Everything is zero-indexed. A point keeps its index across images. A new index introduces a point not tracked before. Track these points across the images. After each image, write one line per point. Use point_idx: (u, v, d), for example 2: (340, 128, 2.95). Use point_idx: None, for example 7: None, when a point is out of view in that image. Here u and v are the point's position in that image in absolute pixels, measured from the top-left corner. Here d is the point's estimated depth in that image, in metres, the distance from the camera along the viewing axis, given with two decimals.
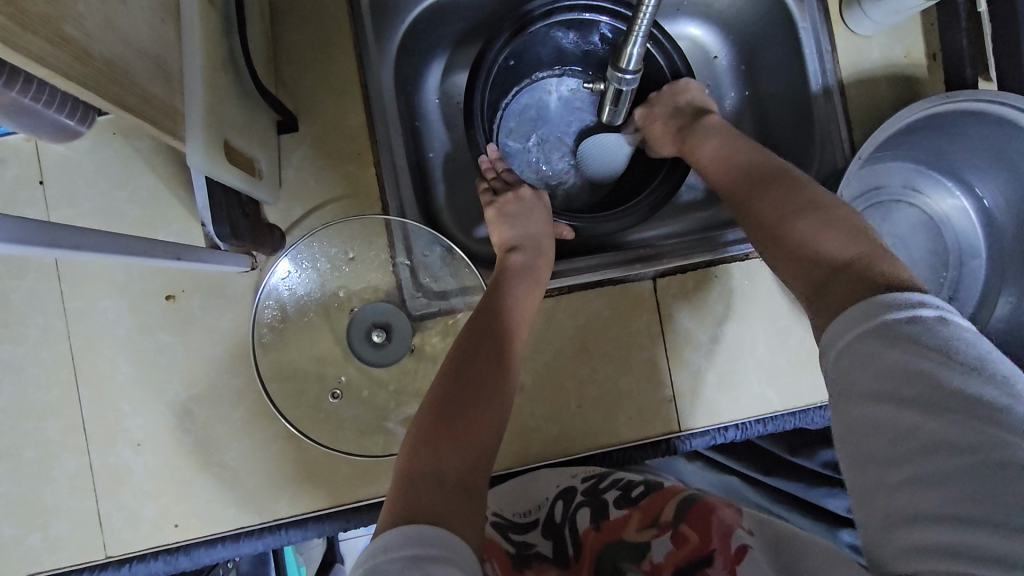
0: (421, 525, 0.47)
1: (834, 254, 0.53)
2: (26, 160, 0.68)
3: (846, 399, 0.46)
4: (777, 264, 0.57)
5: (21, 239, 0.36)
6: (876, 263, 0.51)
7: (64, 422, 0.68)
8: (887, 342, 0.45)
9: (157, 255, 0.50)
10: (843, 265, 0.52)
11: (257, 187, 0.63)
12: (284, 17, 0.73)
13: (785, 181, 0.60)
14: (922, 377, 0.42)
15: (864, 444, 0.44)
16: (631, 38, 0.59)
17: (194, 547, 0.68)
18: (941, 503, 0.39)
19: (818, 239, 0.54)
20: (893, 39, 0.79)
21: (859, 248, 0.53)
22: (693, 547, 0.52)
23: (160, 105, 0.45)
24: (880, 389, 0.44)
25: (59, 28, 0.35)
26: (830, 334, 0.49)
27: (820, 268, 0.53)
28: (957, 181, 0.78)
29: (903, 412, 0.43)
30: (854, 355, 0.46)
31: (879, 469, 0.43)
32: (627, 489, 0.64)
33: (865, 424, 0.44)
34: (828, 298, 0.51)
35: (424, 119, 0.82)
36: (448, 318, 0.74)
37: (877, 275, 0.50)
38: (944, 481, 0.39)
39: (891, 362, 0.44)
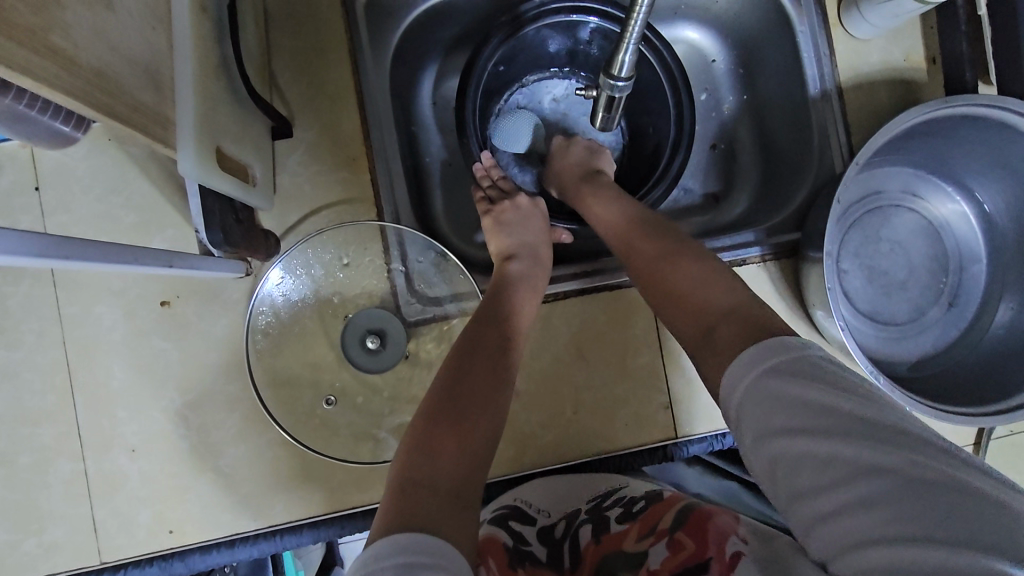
0: (415, 533, 0.47)
1: (712, 305, 0.56)
2: (22, 166, 0.68)
3: (761, 439, 0.46)
4: (670, 317, 0.60)
5: (13, 251, 0.36)
6: (753, 308, 0.55)
7: (59, 427, 0.68)
8: (787, 380, 0.46)
9: (149, 262, 0.50)
10: (716, 321, 0.55)
11: (251, 193, 0.63)
12: (279, 22, 0.73)
13: (676, 239, 0.64)
14: (832, 409, 0.43)
15: (792, 478, 0.44)
16: (624, 44, 0.58)
17: (189, 552, 0.68)
18: (888, 523, 0.38)
19: (703, 293, 0.58)
20: (893, 43, 0.79)
21: (735, 298, 0.56)
22: (687, 553, 0.50)
23: (150, 113, 0.45)
24: (790, 425, 0.44)
25: (46, 39, 0.34)
26: (729, 385, 0.50)
27: (706, 318, 0.56)
28: (958, 186, 0.77)
29: (823, 442, 0.43)
30: (757, 396, 0.47)
31: (813, 501, 0.42)
32: (629, 505, 0.62)
33: (786, 459, 0.44)
34: (716, 345, 0.53)
35: (421, 123, 0.82)
36: (443, 324, 0.73)
37: (762, 318, 0.53)
38: (884, 501, 0.39)
39: (800, 397, 0.45)
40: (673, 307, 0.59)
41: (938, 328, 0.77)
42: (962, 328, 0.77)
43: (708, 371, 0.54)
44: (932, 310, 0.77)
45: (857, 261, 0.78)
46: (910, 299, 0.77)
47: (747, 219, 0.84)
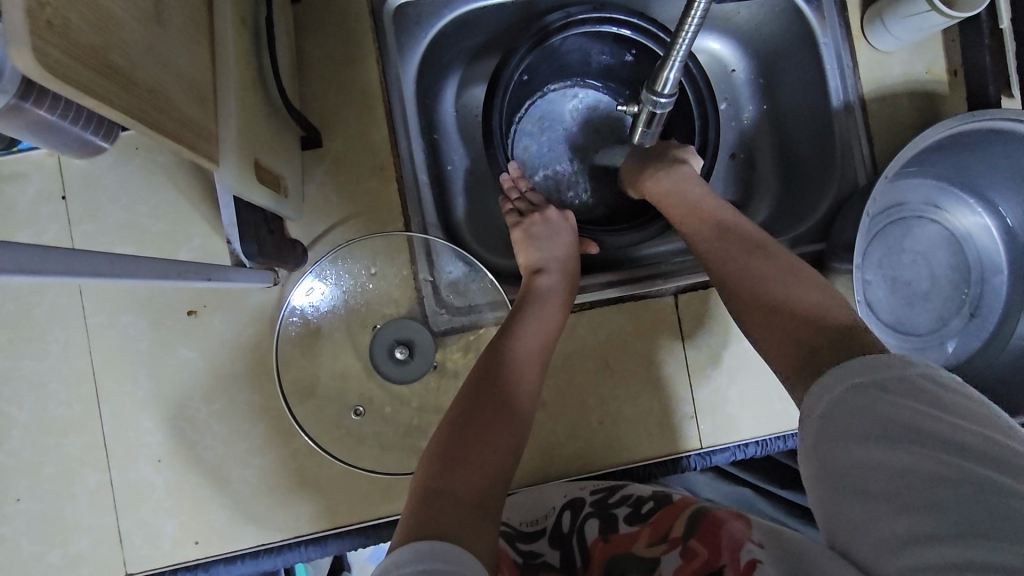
0: (436, 541, 0.47)
1: (820, 329, 0.54)
2: (49, 175, 0.68)
3: (831, 446, 0.47)
4: (772, 333, 0.57)
5: (70, 271, 0.38)
6: (863, 332, 0.53)
7: (84, 437, 0.68)
8: (871, 393, 0.47)
9: (188, 276, 0.50)
10: (819, 345, 0.53)
11: (283, 204, 0.63)
12: (307, 32, 0.73)
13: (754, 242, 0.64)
14: (904, 422, 0.45)
15: (855, 481, 0.45)
16: (670, 62, 0.58)
17: (214, 563, 0.67)
18: (937, 527, 0.40)
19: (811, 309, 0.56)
20: (914, 56, 0.79)
21: (848, 321, 0.55)
22: (702, 561, 0.52)
23: (197, 127, 0.45)
24: (866, 433, 0.46)
25: (106, 57, 0.34)
26: (814, 396, 0.50)
27: (810, 333, 0.54)
28: (979, 199, 0.78)
29: (894, 449, 0.44)
30: (839, 406, 0.48)
31: (868, 500, 0.45)
32: (637, 505, 0.64)
33: (853, 465, 0.46)
34: (818, 362, 0.52)
35: (443, 132, 0.81)
36: (471, 334, 0.73)
37: (870, 343, 0.52)
38: (940, 506, 0.41)
39: (880, 411, 0.46)
40: (758, 317, 0.59)
41: (958, 339, 0.78)
42: (983, 339, 0.78)
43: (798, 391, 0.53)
44: (953, 321, 0.78)
45: (881, 272, 0.78)
46: (932, 310, 0.78)
47: (770, 228, 0.84)
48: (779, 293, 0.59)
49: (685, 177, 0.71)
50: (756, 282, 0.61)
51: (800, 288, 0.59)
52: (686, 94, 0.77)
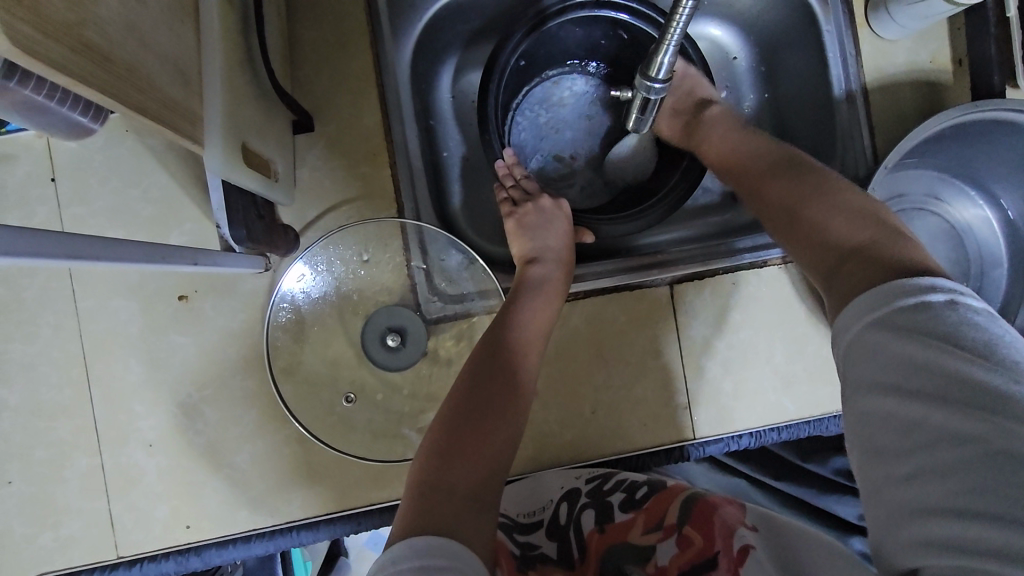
0: (430, 536, 0.47)
1: (846, 242, 0.56)
2: (37, 157, 0.67)
3: (856, 391, 0.48)
4: (801, 248, 0.59)
5: (53, 253, 0.37)
6: (883, 244, 0.54)
7: (75, 422, 0.68)
8: (895, 336, 0.46)
9: (175, 260, 0.50)
10: (851, 253, 0.55)
11: (274, 189, 0.62)
12: (301, 15, 0.72)
13: (793, 163, 0.65)
14: (924, 366, 0.44)
15: (879, 437, 0.46)
16: (664, 47, 0.57)
17: (205, 548, 0.68)
18: (949, 492, 0.41)
19: (836, 221, 0.58)
20: (918, 44, 0.78)
21: (868, 233, 0.55)
22: (696, 550, 0.54)
23: (180, 109, 0.44)
24: (889, 384, 0.46)
25: (81, 34, 0.34)
26: (839, 329, 0.50)
27: (835, 249, 0.56)
28: (981, 190, 0.77)
29: (916, 402, 0.44)
30: (861, 349, 0.48)
31: (888, 459, 0.45)
32: (631, 491, 0.64)
33: (875, 416, 0.46)
34: (843, 278, 0.53)
35: (439, 118, 0.80)
36: (463, 322, 0.73)
37: (889, 256, 0.52)
38: (956, 468, 0.41)
39: (900, 352, 0.45)
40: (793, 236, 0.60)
41: None
42: None
43: (833, 301, 0.53)
44: None
45: None
46: None
47: None
48: (806, 207, 0.60)
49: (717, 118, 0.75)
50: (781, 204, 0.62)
51: (828, 198, 0.60)
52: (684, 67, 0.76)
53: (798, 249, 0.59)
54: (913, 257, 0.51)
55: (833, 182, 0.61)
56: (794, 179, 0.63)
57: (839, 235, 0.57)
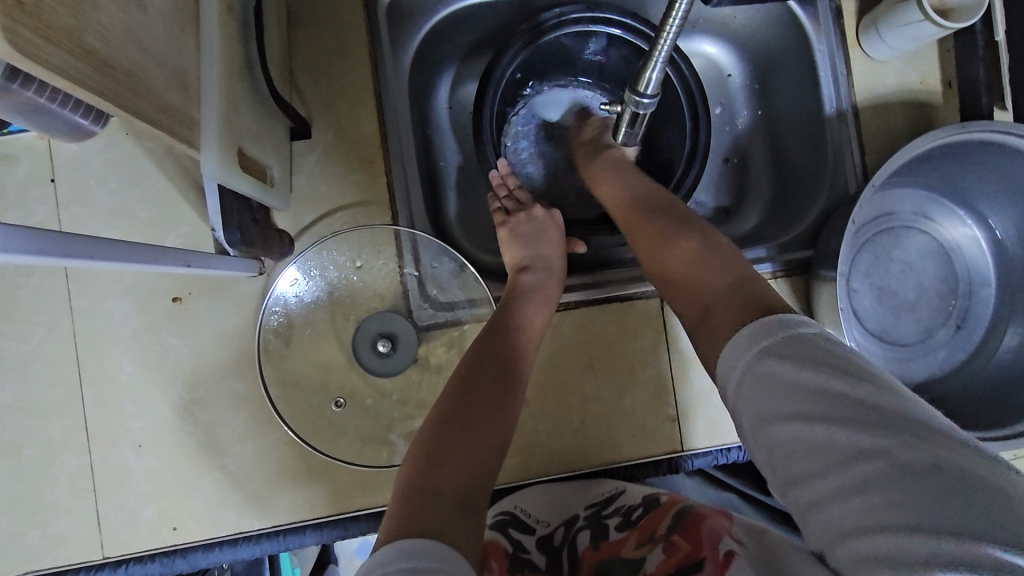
0: (420, 539, 0.47)
1: (714, 290, 0.56)
2: (38, 158, 0.68)
3: (759, 422, 0.47)
4: (674, 299, 0.61)
5: (51, 253, 0.38)
6: (755, 286, 0.55)
7: (66, 420, 0.68)
8: (788, 366, 0.46)
9: (167, 261, 0.50)
10: (719, 301, 0.55)
11: (269, 193, 0.63)
12: (302, 25, 0.73)
13: (669, 211, 0.65)
14: (825, 392, 0.44)
15: (790, 465, 0.45)
16: (651, 62, 0.59)
17: (191, 550, 0.68)
18: (871, 509, 0.40)
19: (700, 271, 0.58)
20: (908, 65, 0.79)
21: (730, 277, 0.56)
22: (683, 554, 0.53)
23: (175, 113, 0.45)
24: (788, 411, 0.45)
25: (81, 39, 0.35)
26: (725, 366, 0.51)
27: (703, 298, 0.57)
28: (970, 210, 0.78)
29: (820, 426, 0.44)
30: (752, 383, 0.48)
31: (808, 486, 0.44)
32: (628, 514, 0.63)
33: (787, 447, 0.45)
34: (713, 327, 0.54)
35: (436, 128, 0.81)
36: (454, 330, 0.73)
37: (757, 295, 0.53)
38: (872, 485, 0.41)
39: (794, 381, 0.45)
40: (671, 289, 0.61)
41: (945, 351, 0.78)
42: (969, 351, 0.78)
43: (704, 347, 0.55)
44: (940, 331, 0.78)
45: (868, 281, 0.78)
46: (919, 320, 0.78)
47: (759, 234, 0.84)
48: (671, 258, 0.61)
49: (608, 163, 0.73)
50: (653, 252, 0.63)
51: (692, 249, 0.60)
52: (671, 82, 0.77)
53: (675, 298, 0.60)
54: (768, 295, 0.53)
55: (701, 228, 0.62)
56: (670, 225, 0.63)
57: (708, 283, 0.57)
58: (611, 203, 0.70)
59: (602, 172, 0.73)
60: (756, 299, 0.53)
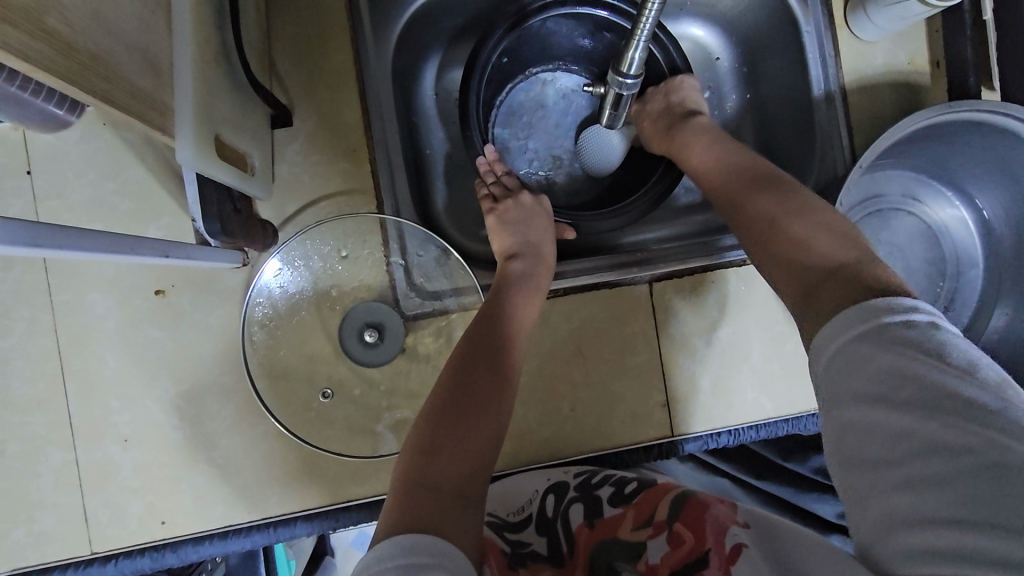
0: (417, 534, 0.47)
1: (828, 261, 0.54)
2: (13, 149, 0.67)
3: (835, 400, 0.47)
4: (774, 272, 0.58)
5: (27, 241, 0.37)
6: (867, 264, 0.53)
7: (49, 416, 0.67)
8: (882, 347, 0.45)
9: (144, 252, 0.49)
10: (832, 272, 0.53)
11: (251, 182, 0.62)
12: (281, 10, 0.72)
13: (772, 181, 0.62)
14: (915, 377, 0.43)
15: (860, 448, 0.45)
16: (633, 41, 0.58)
17: (181, 543, 0.67)
18: (941, 505, 0.39)
19: (817, 240, 0.56)
20: (897, 46, 0.78)
21: (847, 255, 0.54)
22: (687, 548, 0.52)
23: (146, 99, 0.44)
24: (873, 393, 0.45)
25: (41, 21, 0.34)
26: (822, 339, 0.49)
27: (813, 272, 0.54)
28: (958, 192, 0.78)
29: (898, 412, 0.43)
30: (845, 362, 0.47)
31: (875, 470, 0.44)
32: (620, 486, 0.64)
33: (859, 429, 0.45)
34: (821, 303, 0.52)
35: (422, 114, 0.80)
36: (441, 319, 0.73)
37: (868, 275, 0.51)
38: (944, 481, 0.40)
39: (886, 363, 0.44)
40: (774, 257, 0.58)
41: None
42: (958, 332, 0.78)
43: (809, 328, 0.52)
44: None
45: None
46: None
47: None
48: (781, 230, 0.58)
49: (694, 130, 0.71)
50: (760, 223, 0.60)
51: (805, 223, 0.58)
52: (657, 64, 0.77)
53: (776, 264, 0.58)
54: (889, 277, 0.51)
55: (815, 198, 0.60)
56: (783, 193, 0.61)
57: (824, 251, 0.55)
58: (700, 165, 0.69)
59: (693, 134, 0.71)
60: (871, 275, 0.51)
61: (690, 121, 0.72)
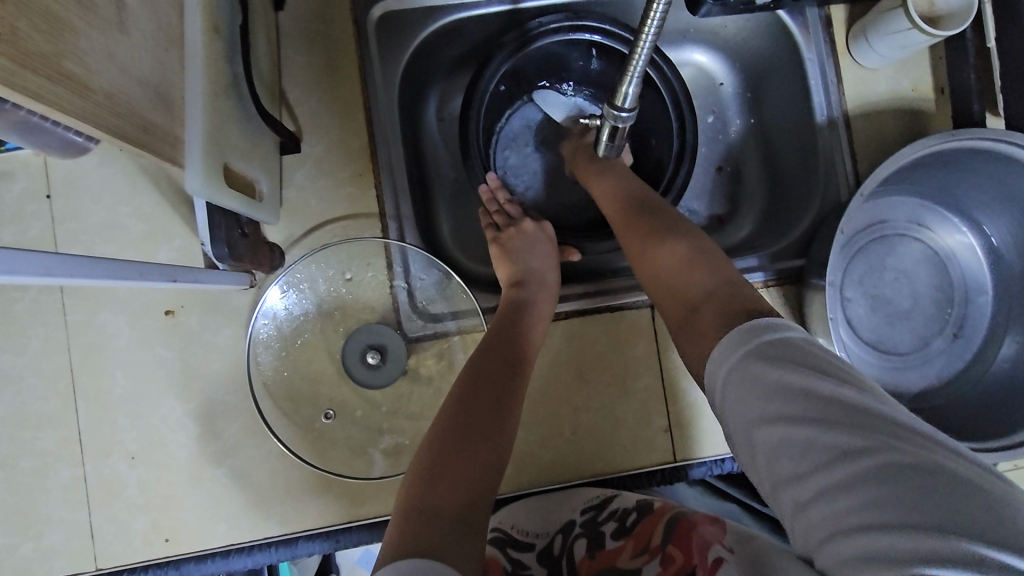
0: (418, 561, 0.47)
1: (702, 293, 0.58)
2: (34, 174, 0.70)
3: (746, 425, 0.47)
4: (661, 305, 0.62)
5: (39, 270, 0.38)
6: (742, 291, 0.56)
7: (60, 433, 0.69)
8: (774, 365, 0.47)
9: (153, 277, 0.51)
10: (709, 301, 0.56)
11: (258, 209, 0.64)
12: (292, 40, 0.74)
13: (649, 219, 0.66)
14: (809, 391, 0.44)
15: (775, 468, 0.44)
16: (626, 78, 0.59)
17: (183, 562, 0.68)
18: (861, 509, 0.39)
19: (690, 275, 0.60)
20: (900, 73, 0.79)
21: (722, 283, 0.57)
22: (678, 567, 0.52)
23: (157, 132, 0.46)
24: (774, 412, 0.45)
25: (59, 64, 0.35)
26: (712, 363, 0.51)
27: (690, 302, 0.58)
28: (964, 218, 0.77)
29: (801, 425, 0.44)
30: (744, 384, 0.47)
31: (793, 487, 0.43)
32: (623, 519, 0.62)
33: (772, 448, 0.45)
34: (703, 329, 0.55)
35: (428, 139, 0.82)
36: (443, 341, 0.73)
37: (743, 300, 0.55)
38: (859, 484, 0.40)
39: (780, 380, 0.45)
40: (660, 293, 0.62)
41: (942, 359, 0.77)
42: (967, 360, 0.77)
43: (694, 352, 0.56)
44: (936, 340, 0.77)
45: (861, 289, 0.78)
46: (915, 328, 0.77)
47: (751, 242, 0.84)
48: (661, 268, 0.62)
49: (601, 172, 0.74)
50: (644, 258, 0.63)
51: (671, 258, 0.62)
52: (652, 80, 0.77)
53: (663, 301, 0.61)
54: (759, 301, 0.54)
55: (699, 235, 0.63)
56: (672, 227, 0.64)
57: (698, 283, 0.59)
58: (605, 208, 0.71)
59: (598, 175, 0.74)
60: (743, 301, 0.54)
61: (600, 162, 0.74)
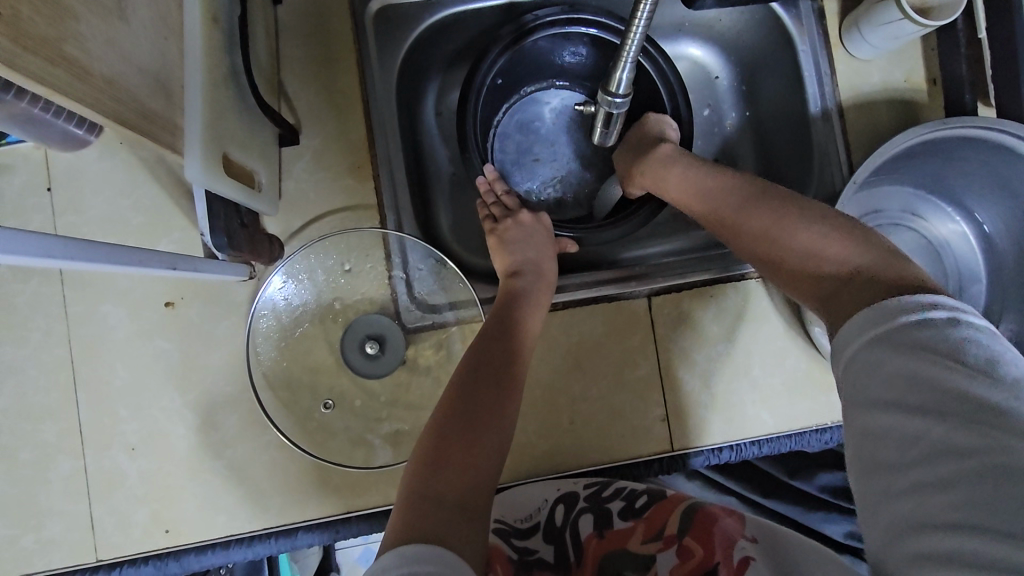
0: (418, 545, 0.47)
1: (836, 270, 0.55)
2: (34, 168, 0.70)
3: (855, 407, 0.48)
4: (785, 286, 0.59)
5: (39, 252, 0.39)
6: (881, 266, 0.53)
7: (61, 424, 0.69)
8: (898, 352, 0.46)
9: (154, 264, 0.51)
10: (849, 280, 0.54)
11: (256, 198, 0.64)
12: (291, 34, 0.75)
13: (764, 194, 0.62)
14: (933, 382, 0.44)
15: (875, 452, 0.46)
16: (620, 62, 0.60)
17: (183, 553, 0.68)
18: (951, 506, 0.41)
19: (822, 253, 0.57)
20: (893, 64, 0.79)
21: (863, 259, 0.55)
22: (697, 560, 0.54)
23: (156, 119, 0.47)
24: (889, 399, 0.46)
25: (59, 48, 0.36)
26: (840, 343, 0.50)
27: (826, 282, 0.55)
28: (958, 207, 0.78)
29: (915, 416, 0.45)
30: (861, 367, 0.48)
31: (889, 474, 0.45)
32: (630, 500, 0.64)
33: (876, 433, 0.46)
34: (841, 309, 0.53)
35: (426, 133, 0.83)
36: (442, 331, 0.74)
37: (896, 276, 0.52)
38: (954, 483, 0.41)
39: (901, 369, 0.46)
40: (785, 275, 0.59)
41: None
42: None
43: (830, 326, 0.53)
44: None
45: None
46: None
47: None
48: (784, 250, 0.59)
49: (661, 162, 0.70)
50: (767, 240, 0.60)
51: (808, 232, 0.58)
52: (648, 71, 0.77)
53: (790, 283, 0.59)
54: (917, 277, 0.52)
55: (809, 207, 0.60)
56: (779, 204, 0.60)
57: (833, 261, 0.56)
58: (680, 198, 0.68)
59: (661, 167, 0.69)
60: (891, 277, 0.52)
61: (658, 150, 0.71)
